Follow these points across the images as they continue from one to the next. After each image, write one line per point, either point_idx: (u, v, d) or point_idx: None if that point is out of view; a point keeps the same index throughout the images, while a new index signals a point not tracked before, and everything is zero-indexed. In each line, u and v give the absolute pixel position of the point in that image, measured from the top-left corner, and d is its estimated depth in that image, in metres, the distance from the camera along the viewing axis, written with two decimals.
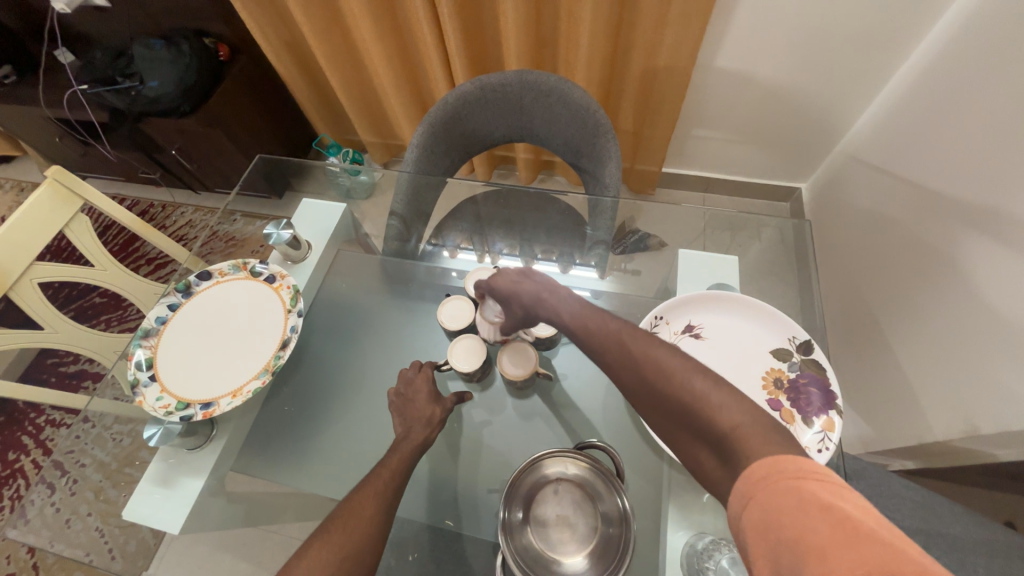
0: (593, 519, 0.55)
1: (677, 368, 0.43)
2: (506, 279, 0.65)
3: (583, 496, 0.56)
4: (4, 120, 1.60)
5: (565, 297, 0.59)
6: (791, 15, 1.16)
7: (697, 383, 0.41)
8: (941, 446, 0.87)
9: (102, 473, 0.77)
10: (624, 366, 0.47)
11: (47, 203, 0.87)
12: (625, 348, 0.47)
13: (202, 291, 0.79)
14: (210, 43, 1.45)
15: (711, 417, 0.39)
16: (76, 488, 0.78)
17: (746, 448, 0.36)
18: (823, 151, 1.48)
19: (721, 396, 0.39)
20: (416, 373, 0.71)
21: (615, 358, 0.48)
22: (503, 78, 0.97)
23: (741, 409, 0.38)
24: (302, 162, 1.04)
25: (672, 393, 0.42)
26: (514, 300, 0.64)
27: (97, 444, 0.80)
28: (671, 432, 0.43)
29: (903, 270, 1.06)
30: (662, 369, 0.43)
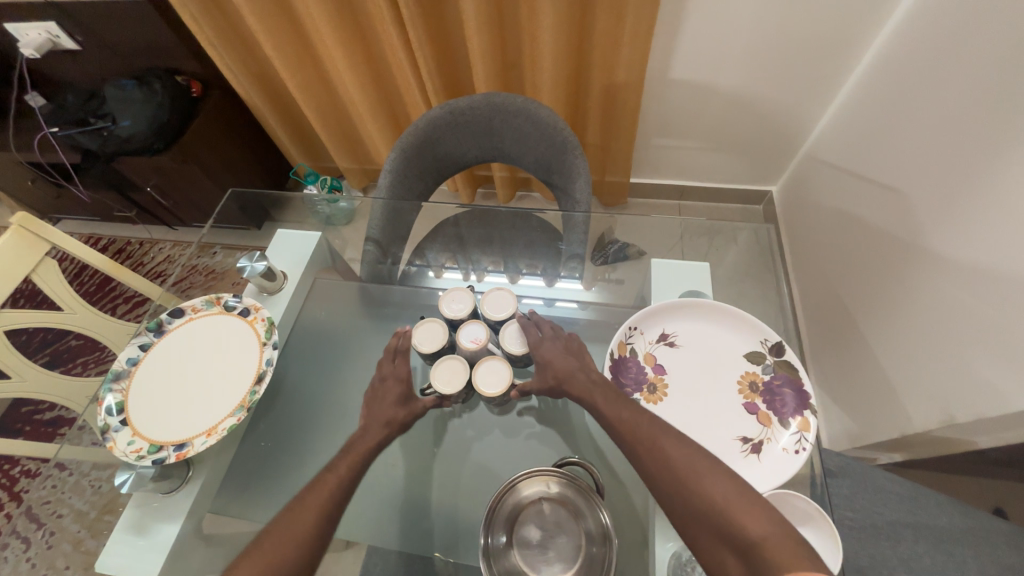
0: (577, 538, 0.54)
1: (698, 465, 0.46)
2: (553, 348, 0.63)
3: (565, 514, 0.56)
4: None
5: (577, 360, 0.62)
6: (743, 29, 1.22)
7: (721, 484, 0.43)
8: (922, 437, 0.88)
9: (79, 523, 0.75)
10: (647, 450, 0.49)
11: (13, 249, 0.85)
12: (652, 444, 0.49)
13: (175, 329, 0.78)
14: (183, 81, 1.47)
15: (739, 519, 0.40)
16: (52, 540, 0.75)
17: (777, 560, 0.37)
18: (787, 156, 1.53)
19: (746, 502, 0.41)
20: (390, 372, 0.68)
21: (637, 451, 0.50)
22: (471, 101, 0.99)
23: (765, 516, 0.40)
24: (278, 193, 1.05)
25: (696, 491, 0.44)
26: (548, 367, 0.63)
27: (75, 493, 0.77)
28: (696, 530, 0.43)
29: (871, 265, 1.09)
30: (679, 464, 0.46)
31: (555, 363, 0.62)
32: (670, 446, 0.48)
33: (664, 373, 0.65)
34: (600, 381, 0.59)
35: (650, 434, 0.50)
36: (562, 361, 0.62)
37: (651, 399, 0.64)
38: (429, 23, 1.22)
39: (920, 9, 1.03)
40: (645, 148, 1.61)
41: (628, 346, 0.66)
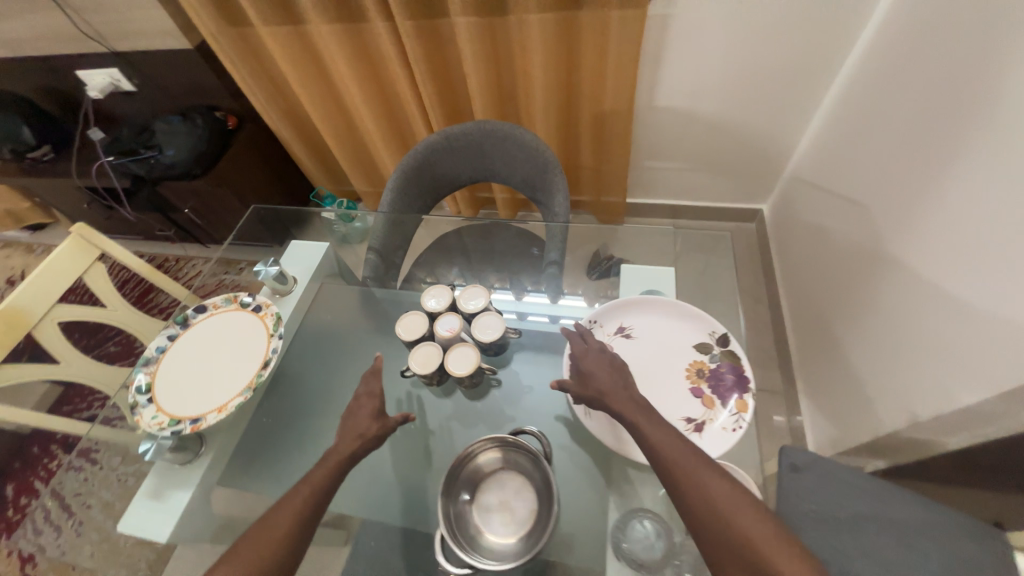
0: (529, 501, 0.61)
1: (735, 506, 0.51)
2: (597, 363, 0.66)
3: (521, 480, 0.62)
4: (41, 192, 1.81)
5: (619, 373, 0.65)
6: (717, 60, 1.32)
7: (756, 528, 0.50)
8: (892, 438, 0.91)
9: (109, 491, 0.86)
10: (687, 483, 0.54)
11: (69, 254, 0.93)
12: (686, 474, 0.54)
13: (198, 323, 0.89)
14: (221, 115, 1.65)
15: (772, 561, 0.47)
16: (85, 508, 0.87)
17: None
18: (773, 176, 1.59)
19: (779, 547, 0.48)
20: (365, 391, 0.74)
21: (674, 475, 0.55)
22: (464, 128, 1.12)
23: (792, 560, 0.47)
24: (297, 212, 1.20)
25: (733, 530, 0.50)
26: (589, 380, 0.65)
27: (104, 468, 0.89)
28: (728, 562, 0.50)
29: (846, 276, 1.13)
30: (721, 504, 0.52)
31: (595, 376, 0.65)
32: (711, 481, 0.53)
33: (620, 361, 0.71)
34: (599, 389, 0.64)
35: (687, 465, 0.55)
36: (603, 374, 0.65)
37: None
38: (433, 62, 1.37)
39: (878, 40, 1.12)
40: (636, 171, 1.70)
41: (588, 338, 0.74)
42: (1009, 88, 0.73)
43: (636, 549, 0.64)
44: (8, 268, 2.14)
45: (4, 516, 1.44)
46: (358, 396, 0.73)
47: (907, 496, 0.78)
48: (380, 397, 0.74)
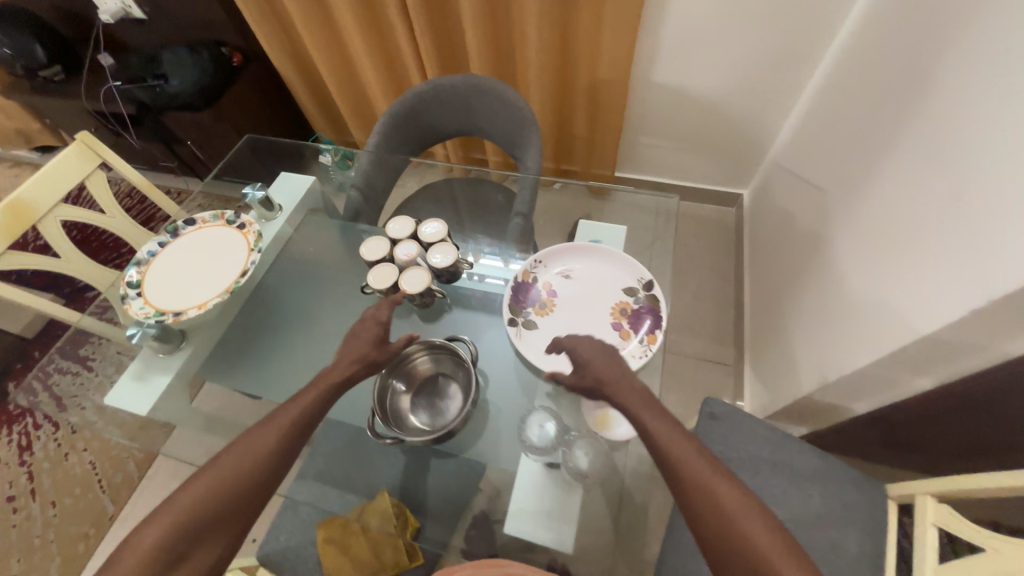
0: (451, 403, 0.76)
1: (739, 507, 0.49)
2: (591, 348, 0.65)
3: (452, 386, 0.77)
4: (52, 112, 1.87)
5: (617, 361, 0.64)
6: (706, 39, 1.36)
7: (759, 531, 0.48)
8: (809, 401, 0.99)
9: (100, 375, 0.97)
10: (688, 485, 0.51)
11: (72, 158, 1.00)
12: (694, 483, 0.51)
13: (187, 234, 0.97)
14: (227, 51, 1.70)
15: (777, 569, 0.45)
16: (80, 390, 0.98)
17: None
18: (756, 160, 1.64)
19: (782, 552, 0.46)
20: (372, 315, 0.72)
21: (681, 479, 0.52)
22: (452, 80, 1.17)
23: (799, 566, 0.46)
24: (291, 149, 1.28)
25: (739, 535, 0.48)
26: (587, 368, 0.64)
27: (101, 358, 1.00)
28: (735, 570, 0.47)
29: (798, 256, 1.20)
30: (727, 506, 0.49)
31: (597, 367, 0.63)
32: (723, 494, 0.50)
33: (555, 297, 0.80)
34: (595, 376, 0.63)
35: (698, 473, 0.51)
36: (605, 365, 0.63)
37: (539, 313, 0.80)
38: (431, 13, 1.42)
39: (856, 31, 1.15)
40: (626, 145, 1.75)
41: (532, 275, 0.82)
42: (940, 79, 0.78)
43: (534, 440, 0.77)
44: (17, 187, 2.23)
45: (5, 409, 1.57)
46: (364, 318, 0.71)
47: (805, 445, 0.87)
48: (386, 325, 0.72)
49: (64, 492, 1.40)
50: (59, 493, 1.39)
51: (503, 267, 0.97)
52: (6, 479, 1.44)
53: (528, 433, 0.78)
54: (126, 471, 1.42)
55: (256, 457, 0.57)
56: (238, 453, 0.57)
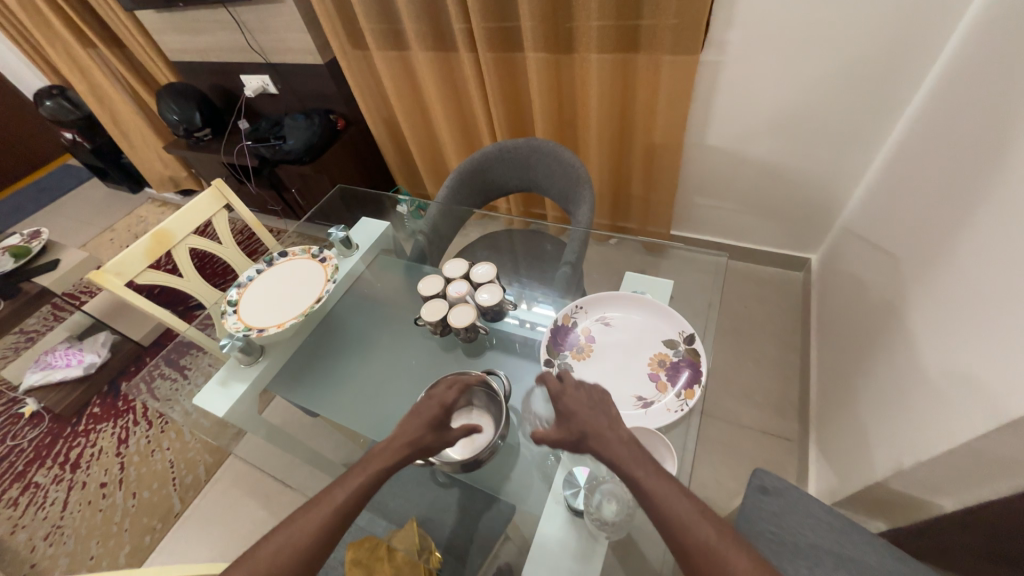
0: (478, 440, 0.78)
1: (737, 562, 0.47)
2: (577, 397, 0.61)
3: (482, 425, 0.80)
4: (197, 164, 2.31)
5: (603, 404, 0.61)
6: (765, 108, 1.39)
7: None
8: (882, 487, 0.88)
9: None
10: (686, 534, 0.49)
11: (205, 199, 1.24)
12: (709, 555, 0.48)
13: (279, 264, 1.14)
14: (334, 117, 2.02)
15: None
16: None
17: None
18: (824, 226, 1.57)
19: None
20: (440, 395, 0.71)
21: (693, 555, 0.49)
22: (516, 143, 1.30)
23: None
24: (372, 198, 1.46)
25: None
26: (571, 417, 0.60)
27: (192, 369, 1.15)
28: None
29: (870, 326, 1.11)
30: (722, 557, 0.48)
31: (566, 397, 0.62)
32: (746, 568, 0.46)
33: (593, 342, 0.82)
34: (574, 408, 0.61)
35: (714, 544, 0.48)
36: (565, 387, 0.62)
37: (577, 356, 0.80)
38: (505, 87, 1.62)
39: (927, 101, 1.13)
40: (683, 206, 1.77)
41: (572, 320, 0.85)
42: (1016, 146, 0.75)
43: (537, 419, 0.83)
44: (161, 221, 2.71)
45: (115, 404, 1.83)
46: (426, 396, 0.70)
47: (875, 539, 0.77)
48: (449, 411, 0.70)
49: (144, 485, 1.58)
50: (140, 485, 1.57)
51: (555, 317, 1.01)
52: (103, 466, 1.65)
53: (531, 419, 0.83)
54: (196, 473, 1.58)
55: (292, 550, 0.55)
56: (274, 548, 0.55)
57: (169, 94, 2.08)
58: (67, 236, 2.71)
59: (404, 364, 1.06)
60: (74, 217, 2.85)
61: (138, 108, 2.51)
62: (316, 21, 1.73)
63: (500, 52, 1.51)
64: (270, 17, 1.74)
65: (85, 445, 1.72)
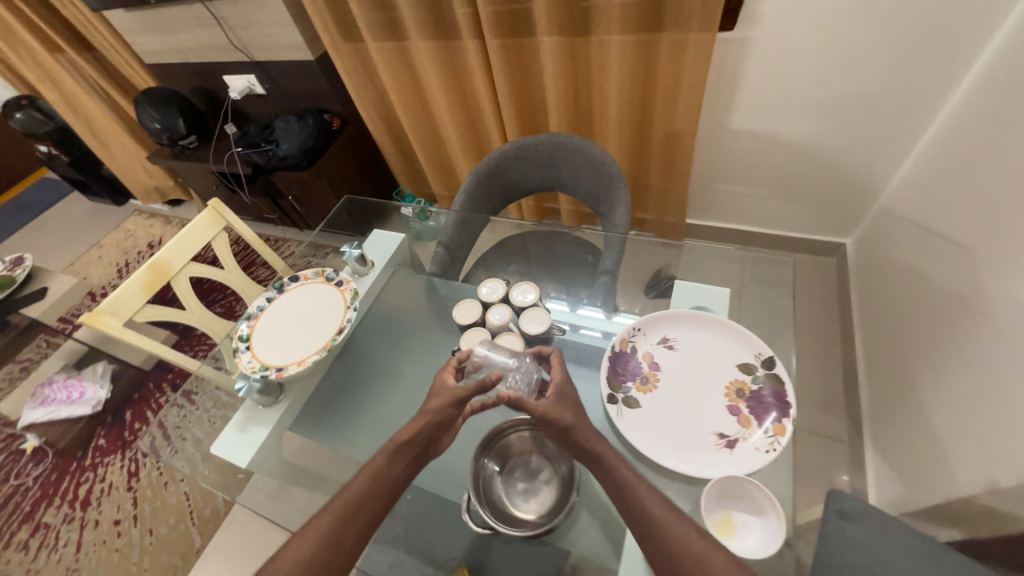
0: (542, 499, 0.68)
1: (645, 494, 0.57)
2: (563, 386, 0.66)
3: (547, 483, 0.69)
4: (183, 173, 2.17)
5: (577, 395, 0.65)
6: (804, 85, 1.28)
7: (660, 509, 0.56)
8: (968, 503, 0.82)
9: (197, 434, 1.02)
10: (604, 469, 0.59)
11: (203, 222, 1.13)
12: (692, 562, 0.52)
13: (291, 290, 1.04)
14: (329, 117, 1.89)
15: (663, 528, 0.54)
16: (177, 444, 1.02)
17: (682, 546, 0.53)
18: (863, 208, 1.48)
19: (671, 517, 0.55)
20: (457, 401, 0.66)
21: (675, 558, 0.53)
22: (537, 139, 1.19)
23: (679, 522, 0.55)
24: (379, 205, 1.34)
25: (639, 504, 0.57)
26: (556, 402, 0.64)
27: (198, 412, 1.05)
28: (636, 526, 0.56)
29: (937, 322, 1.04)
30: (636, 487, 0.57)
31: (557, 379, 0.67)
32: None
33: (658, 370, 0.74)
34: (566, 392, 0.65)
35: (699, 553, 0.52)
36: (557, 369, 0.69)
37: (642, 389, 0.72)
38: (514, 75, 1.49)
39: (993, 73, 1.03)
40: (708, 193, 1.67)
41: (630, 344, 0.76)
42: None
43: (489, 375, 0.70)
44: (150, 235, 2.57)
45: (121, 435, 1.74)
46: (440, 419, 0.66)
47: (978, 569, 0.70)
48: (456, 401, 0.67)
49: (159, 520, 1.51)
50: (156, 521, 1.49)
51: (570, 313, 0.98)
52: (114, 503, 1.57)
53: (468, 366, 0.72)
54: (213, 505, 1.50)
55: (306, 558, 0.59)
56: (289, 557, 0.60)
57: (148, 100, 1.94)
58: (53, 255, 2.57)
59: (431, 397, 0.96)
60: (58, 235, 2.71)
61: (116, 115, 2.35)
62: (304, 13, 1.59)
63: (508, 38, 1.39)
64: (253, 10, 1.59)
65: (94, 480, 1.63)
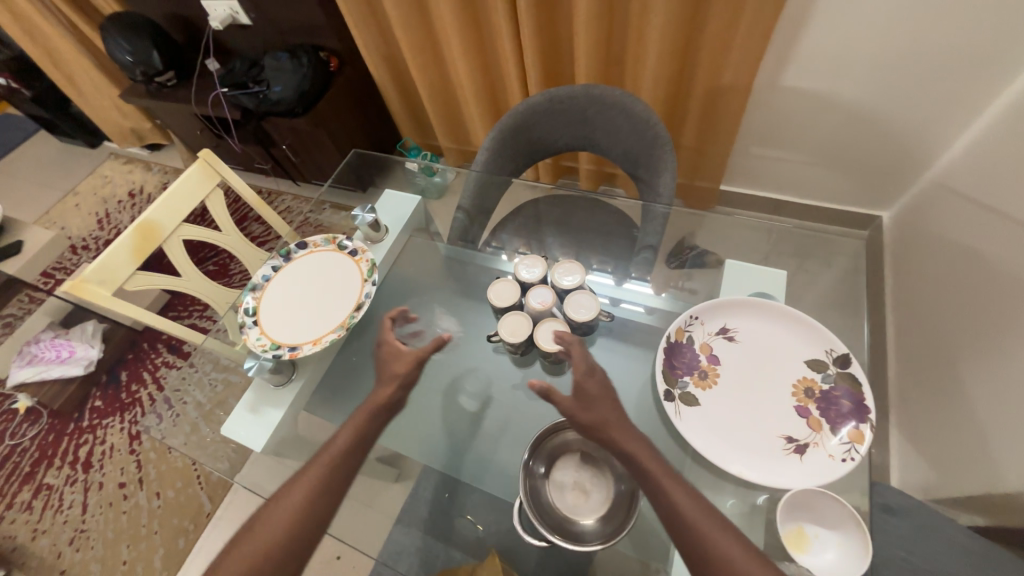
0: (591, 511, 0.64)
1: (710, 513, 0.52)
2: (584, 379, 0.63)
3: (601, 497, 0.65)
4: (163, 115, 1.97)
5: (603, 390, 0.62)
6: (867, 38, 1.14)
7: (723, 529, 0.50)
8: (1010, 500, 0.80)
9: (198, 411, 0.95)
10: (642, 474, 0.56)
11: (195, 177, 1.00)
12: (714, 555, 0.50)
13: (299, 258, 0.94)
14: (325, 56, 1.69)
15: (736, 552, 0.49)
16: (178, 419, 0.96)
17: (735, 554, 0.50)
18: (908, 179, 1.38)
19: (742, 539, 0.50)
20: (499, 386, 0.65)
21: (708, 559, 0.50)
22: (571, 90, 1.05)
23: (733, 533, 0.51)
24: (386, 159, 1.20)
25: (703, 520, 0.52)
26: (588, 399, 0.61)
27: (197, 387, 0.97)
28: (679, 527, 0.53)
29: (986, 309, 0.98)
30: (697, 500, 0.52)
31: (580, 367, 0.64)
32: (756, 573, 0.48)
33: (718, 364, 0.68)
34: (586, 385, 0.62)
35: (718, 540, 0.50)
36: (578, 361, 0.65)
37: (700, 385, 0.67)
38: (540, 12, 1.31)
39: None
40: (742, 157, 1.55)
41: (686, 334, 0.70)
42: None
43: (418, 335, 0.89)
44: (131, 183, 2.38)
45: (118, 396, 1.68)
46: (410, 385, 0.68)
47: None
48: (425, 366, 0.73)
49: (166, 483, 1.48)
50: (162, 484, 1.47)
51: (613, 287, 0.91)
52: (118, 465, 1.54)
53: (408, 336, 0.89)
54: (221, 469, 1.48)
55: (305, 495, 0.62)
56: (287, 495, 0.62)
57: (117, 29, 1.71)
58: (25, 202, 2.38)
59: (455, 378, 0.91)
60: (28, 180, 2.50)
61: (79, 43, 2.08)
62: None
63: None
64: None
65: (94, 442, 1.59)
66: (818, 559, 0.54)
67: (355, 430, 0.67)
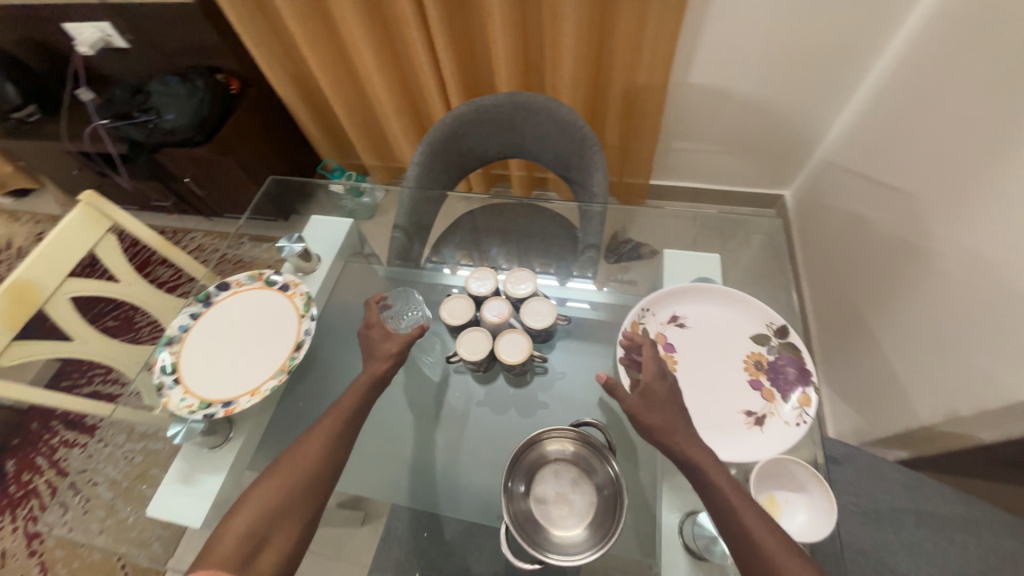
0: (574, 521, 0.63)
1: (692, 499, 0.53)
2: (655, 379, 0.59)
3: (585, 507, 0.63)
4: (26, 156, 1.69)
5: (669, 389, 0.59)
6: (754, 36, 1.26)
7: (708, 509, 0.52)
8: (928, 431, 0.91)
9: (114, 492, 0.81)
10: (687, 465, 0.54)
11: (78, 224, 0.87)
12: (753, 543, 0.49)
13: (221, 301, 0.84)
14: (222, 78, 1.55)
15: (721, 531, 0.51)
16: (88, 508, 0.81)
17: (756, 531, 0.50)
18: (801, 159, 1.55)
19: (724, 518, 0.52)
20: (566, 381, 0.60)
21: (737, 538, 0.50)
22: (496, 99, 1.05)
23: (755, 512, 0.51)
24: (308, 183, 1.12)
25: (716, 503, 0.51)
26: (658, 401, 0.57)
27: (109, 463, 0.83)
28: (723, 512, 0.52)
29: (882, 266, 1.12)
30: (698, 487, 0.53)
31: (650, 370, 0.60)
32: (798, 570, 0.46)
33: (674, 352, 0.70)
34: (653, 387, 0.58)
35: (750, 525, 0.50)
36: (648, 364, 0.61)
37: None
38: (453, 23, 1.30)
39: (928, 19, 1.06)
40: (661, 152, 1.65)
41: (641, 326, 0.71)
42: None
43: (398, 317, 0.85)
44: None
45: (6, 492, 1.40)
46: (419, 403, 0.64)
47: None
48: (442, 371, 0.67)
49: None
50: None
51: (559, 288, 0.92)
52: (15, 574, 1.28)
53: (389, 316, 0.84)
54: None
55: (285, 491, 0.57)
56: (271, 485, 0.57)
57: None
58: None
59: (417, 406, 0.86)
60: None
61: None
62: None
63: None
64: None
65: None
66: (790, 522, 0.57)
67: (323, 444, 0.61)
